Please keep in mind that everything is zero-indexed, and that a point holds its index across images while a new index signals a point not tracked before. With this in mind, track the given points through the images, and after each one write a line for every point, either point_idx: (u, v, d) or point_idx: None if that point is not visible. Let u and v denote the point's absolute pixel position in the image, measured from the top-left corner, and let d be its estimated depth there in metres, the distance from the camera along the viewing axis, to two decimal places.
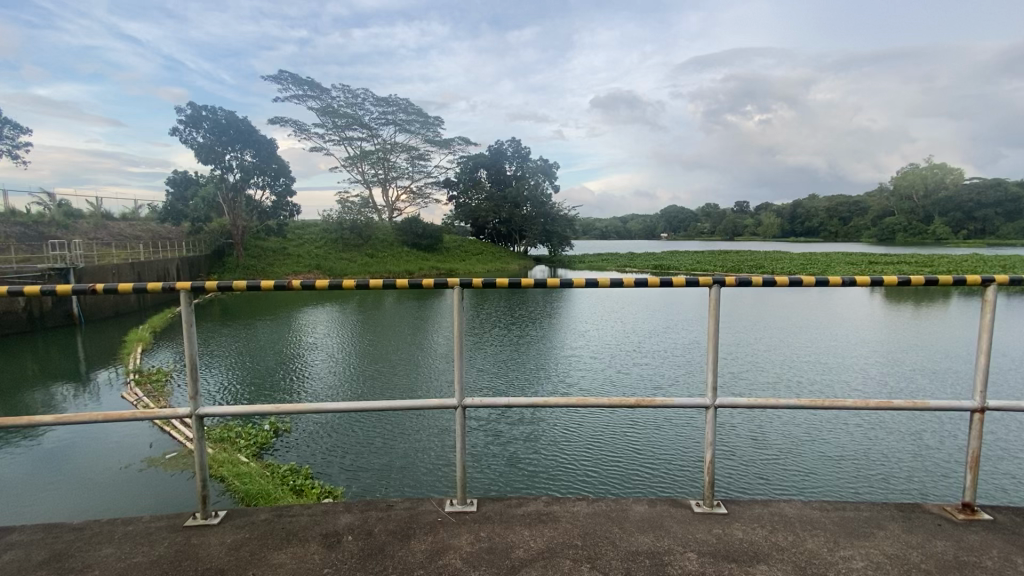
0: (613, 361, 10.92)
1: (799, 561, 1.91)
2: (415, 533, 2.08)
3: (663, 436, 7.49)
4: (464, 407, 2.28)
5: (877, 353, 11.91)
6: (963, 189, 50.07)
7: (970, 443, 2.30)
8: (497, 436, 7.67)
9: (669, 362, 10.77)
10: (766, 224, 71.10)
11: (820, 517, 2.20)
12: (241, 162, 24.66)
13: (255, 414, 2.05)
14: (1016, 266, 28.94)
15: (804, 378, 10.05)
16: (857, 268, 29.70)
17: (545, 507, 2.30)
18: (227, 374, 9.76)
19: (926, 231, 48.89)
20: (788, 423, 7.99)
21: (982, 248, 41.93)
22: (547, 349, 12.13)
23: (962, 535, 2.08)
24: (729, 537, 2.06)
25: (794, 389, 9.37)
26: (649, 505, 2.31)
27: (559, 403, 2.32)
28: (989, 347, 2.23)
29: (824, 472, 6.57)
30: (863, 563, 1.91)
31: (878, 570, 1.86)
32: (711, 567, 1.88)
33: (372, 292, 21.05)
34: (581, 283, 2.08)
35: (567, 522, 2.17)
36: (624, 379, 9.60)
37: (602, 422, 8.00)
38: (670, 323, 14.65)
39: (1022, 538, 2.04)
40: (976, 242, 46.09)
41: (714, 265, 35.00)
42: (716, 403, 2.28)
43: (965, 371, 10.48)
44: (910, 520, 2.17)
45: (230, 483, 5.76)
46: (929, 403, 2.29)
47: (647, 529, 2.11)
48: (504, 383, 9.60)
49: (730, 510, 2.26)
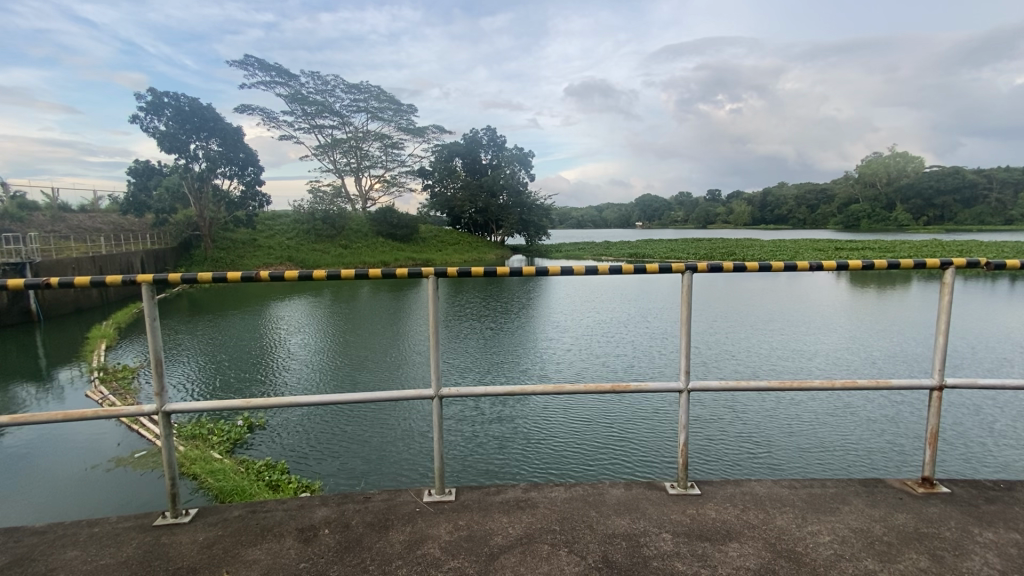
0: (585, 345, 10.96)
1: (770, 538, 1.83)
2: (394, 524, 1.97)
3: (638, 410, 7.41)
4: (439, 397, 2.16)
5: (844, 327, 12.04)
6: (923, 177, 51.76)
7: (929, 420, 2.12)
8: (466, 416, 7.46)
9: (639, 343, 10.91)
10: (737, 212, 72.74)
11: (790, 494, 2.10)
12: (207, 151, 24.46)
13: (221, 410, 2.06)
14: (971, 252, 30.14)
15: (769, 348, 10.22)
16: (824, 254, 30.73)
17: (523, 494, 2.19)
18: (195, 371, 10.07)
19: (889, 218, 50.61)
20: (766, 401, 7.53)
21: (941, 233, 43.52)
22: (520, 336, 12.02)
23: (919, 508, 1.97)
24: (701, 517, 1.98)
25: (758, 360, 9.47)
26: (624, 488, 2.21)
27: (536, 390, 2.13)
28: (946, 326, 2.08)
29: (799, 449, 6.14)
30: (830, 537, 1.82)
31: (843, 543, 1.78)
32: (684, 547, 1.80)
33: (348, 284, 21.30)
34: (549, 271, 2.02)
35: (545, 507, 2.07)
36: (595, 362, 9.69)
37: (579, 401, 7.82)
38: (645, 308, 14.86)
39: (982, 510, 1.94)
40: (935, 228, 47.80)
41: (688, 253, 35.86)
42: (689, 386, 2.14)
43: (928, 343, 10.52)
44: (873, 495, 2.06)
45: (203, 481, 5.56)
46: (892, 383, 2.06)
47: (624, 512, 2.01)
48: (475, 369, 9.58)
49: (703, 491, 2.17)
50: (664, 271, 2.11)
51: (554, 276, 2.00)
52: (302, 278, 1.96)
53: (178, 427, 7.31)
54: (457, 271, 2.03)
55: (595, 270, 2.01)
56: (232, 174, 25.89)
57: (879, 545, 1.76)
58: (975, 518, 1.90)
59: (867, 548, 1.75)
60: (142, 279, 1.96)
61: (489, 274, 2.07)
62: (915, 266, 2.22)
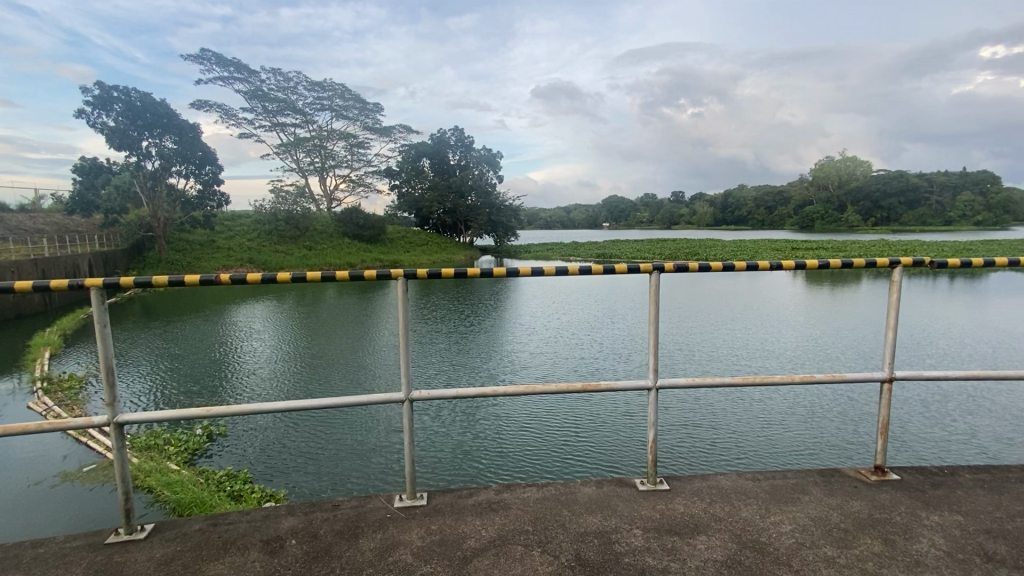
0: (555, 346, 11.05)
1: (735, 530, 1.88)
2: (364, 532, 1.93)
3: (607, 409, 7.52)
4: (411, 401, 2.13)
5: (802, 324, 12.52)
6: (871, 180, 54.41)
7: (880, 412, 2.23)
8: (436, 420, 7.40)
9: (607, 343, 11.07)
10: (699, 213, 74.71)
11: (753, 486, 2.17)
12: (161, 148, 23.38)
13: (177, 419, 1.97)
14: (915, 252, 31.89)
15: (732, 346, 10.54)
16: (782, 254, 31.90)
17: (495, 496, 2.19)
18: (152, 378, 9.66)
19: (840, 220, 52.96)
20: (729, 397, 7.76)
21: (887, 234, 45.89)
22: (490, 337, 12.01)
23: (874, 495, 2.07)
24: (670, 512, 2.02)
25: (723, 358, 9.75)
26: (596, 486, 2.23)
27: (508, 391, 2.13)
28: (894, 322, 2.19)
29: (761, 442, 6.36)
30: (791, 526, 1.89)
31: (804, 532, 1.85)
32: (655, 542, 1.84)
33: (313, 286, 20.81)
34: (523, 272, 2.03)
35: (518, 508, 2.07)
36: (565, 363, 9.77)
37: (550, 401, 7.88)
38: (613, 308, 15.09)
39: (929, 496, 2.05)
40: (882, 228, 50.38)
41: (654, 254, 36.57)
42: (658, 384, 2.18)
43: (877, 338, 11.06)
44: (829, 484, 2.15)
45: (159, 494, 5.31)
46: (845, 376, 2.16)
47: (595, 510, 2.04)
48: (446, 371, 9.52)
49: (672, 486, 2.22)
50: (632, 271, 2.15)
51: (528, 277, 2.01)
52: (266, 281, 1.90)
53: (131, 438, 6.96)
54: (430, 274, 2.01)
55: (568, 271, 2.02)
56: (188, 173, 24.91)
57: (836, 532, 1.84)
58: (923, 502, 2.01)
59: (825, 535, 1.83)
60: (91, 283, 1.85)
61: (463, 277, 2.05)
62: (866, 265, 2.33)
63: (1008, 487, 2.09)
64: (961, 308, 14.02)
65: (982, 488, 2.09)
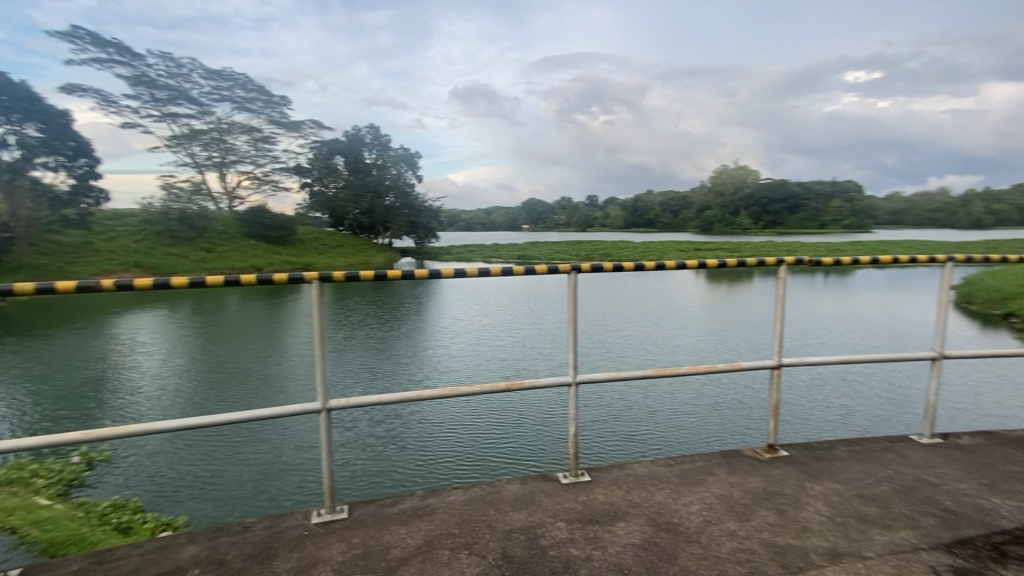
0: (478, 347, 11.08)
1: (651, 515, 1.99)
2: (279, 553, 1.81)
3: (530, 407, 7.67)
4: (328, 410, 2.04)
5: (704, 320, 13.58)
6: (759, 188, 60.25)
7: (770, 395, 2.47)
8: (356, 429, 7.12)
9: (529, 343, 11.29)
10: (612, 216, 78.37)
11: (665, 471, 2.32)
12: (20, 136, 20.23)
13: (47, 447, 1.72)
14: (796, 252, 35.79)
15: (644, 342, 11.18)
16: (686, 254, 34.37)
17: (420, 501, 2.15)
18: (13, 402, 8.38)
19: (735, 223, 58.05)
20: (642, 390, 8.24)
21: (773, 236, 51.00)
22: (411, 341, 11.78)
23: (768, 471, 2.29)
24: (592, 502, 2.10)
25: (636, 353, 10.32)
26: (521, 483, 2.26)
27: (431, 394, 2.11)
28: (782, 314, 2.44)
29: (670, 430, 6.82)
30: (699, 506, 2.04)
31: (711, 510, 2.01)
32: (578, 532, 1.90)
33: (214, 292, 19.16)
34: (444, 273, 2.02)
35: (443, 512, 2.05)
36: (488, 364, 9.83)
37: (473, 402, 7.88)
38: (533, 309, 15.42)
39: (811, 468, 2.32)
40: (769, 231, 55.97)
41: (571, 255, 37.81)
42: (577, 380, 2.26)
43: (767, 330, 12.27)
44: (731, 464, 2.36)
45: (25, 534, 4.36)
46: (742, 364, 2.37)
47: (520, 507, 2.07)
48: (365, 378, 9.19)
49: (593, 477, 2.30)
50: (551, 271, 2.21)
51: (449, 278, 2.00)
52: (158, 286, 1.72)
53: None
54: (347, 277, 1.94)
55: (489, 272, 2.03)
56: (57, 166, 21.75)
57: (737, 507, 2.02)
58: (808, 474, 2.26)
59: (728, 511, 2.00)
60: None
61: (383, 279, 2.00)
62: (758, 263, 2.57)
63: (872, 455, 2.41)
64: (833, 302, 15.94)
65: (853, 458, 2.39)
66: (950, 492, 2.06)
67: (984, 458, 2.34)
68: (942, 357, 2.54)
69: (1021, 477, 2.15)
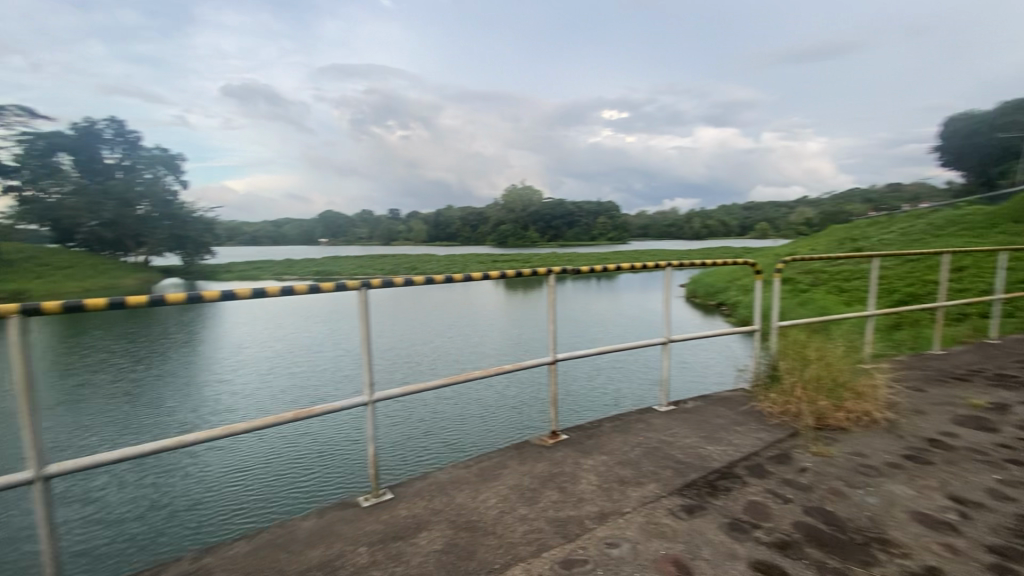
0: (269, 376, 9.90)
1: (453, 518, 2.06)
2: None
3: (334, 431, 7.21)
4: (48, 477, 1.59)
5: (503, 326, 14.63)
6: (544, 206, 67.63)
7: (550, 388, 2.80)
8: (103, 497, 5.68)
9: (330, 366, 10.56)
10: (414, 230, 78.58)
11: (465, 473, 2.43)
12: None
13: None
14: (575, 261, 41.20)
15: (450, 352, 11.51)
16: (486, 266, 36.52)
17: (192, 565, 1.83)
18: None
19: (526, 237, 63.92)
20: (449, 397, 8.49)
21: (557, 249, 57.75)
22: (181, 378, 9.91)
23: (552, 456, 2.57)
24: (393, 518, 2.07)
25: (443, 364, 10.56)
26: (317, 517, 2.11)
27: (199, 436, 1.82)
28: (555, 316, 2.80)
29: (476, 431, 7.19)
30: (496, 500, 2.20)
31: (506, 501, 2.17)
32: (380, 553, 1.86)
33: None
34: (212, 296, 1.77)
35: (221, 570, 1.78)
36: (282, 394, 8.88)
37: (265, 436, 7.03)
38: (334, 328, 14.49)
39: (585, 445, 2.69)
40: (554, 244, 63.19)
41: (374, 270, 36.66)
42: (374, 397, 2.22)
43: (556, 331, 13.84)
44: (522, 455, 2.59)
45: None
46: (524, 364, 2.64)
47: (316, 542, 1.92)
48: (115, 431, 7.40)
49: (395, 493, 2.28)
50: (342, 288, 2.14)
51: (218, 300, 1.77)
52: None
53: None
54: (71, 306, 1.56)
55: (268, 291, 1.86)
56: None
57: (527, 494, 2.22)
58: (582, 451, 2.63)
59: (520, 498, 2.19)
60: None
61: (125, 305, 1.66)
62: (534, 273, 2.89)
63: (629, 426, 2.90)
64: (604, 302, 18.83)
65: (616, 431, 2.84)
66: (679, 445, 2.61)
67: (701, 414, 3.02)
68: (670, 341, 3.22)
69: (723, 425, 2.84)
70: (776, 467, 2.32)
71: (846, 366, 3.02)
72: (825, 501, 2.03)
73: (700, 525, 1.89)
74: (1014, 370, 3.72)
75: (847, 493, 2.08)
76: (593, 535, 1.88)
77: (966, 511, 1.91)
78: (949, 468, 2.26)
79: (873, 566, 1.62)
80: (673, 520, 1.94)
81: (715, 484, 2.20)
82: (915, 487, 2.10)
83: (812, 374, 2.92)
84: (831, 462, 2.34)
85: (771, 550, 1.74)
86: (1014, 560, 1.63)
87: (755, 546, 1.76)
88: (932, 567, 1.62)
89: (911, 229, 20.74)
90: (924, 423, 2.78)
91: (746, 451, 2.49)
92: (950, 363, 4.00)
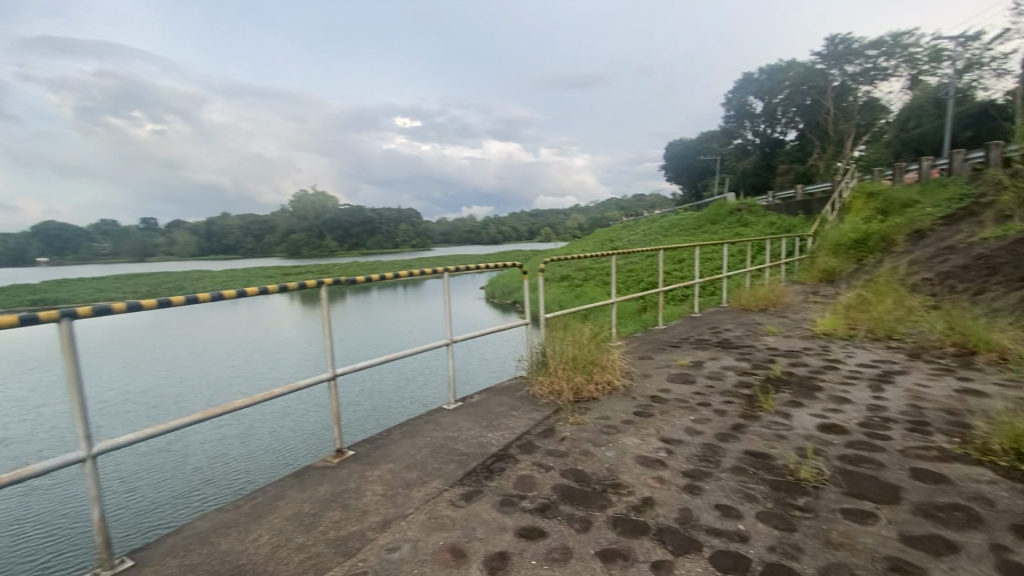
0: None
1: (215, 568, 1.82)
2: None
3: (60, 497, 5.71)
4: None
5: (299, 343, 13.39)
6: (340, 213, 63.93)
7: (331, 404, 2.65)
8: None
9: (54, 420, 8.19)
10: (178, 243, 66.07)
11: (234, 515, 2.17)
12: None
13: None
14: (376, 269, 40.01)
15: (234, 377, 10.04)
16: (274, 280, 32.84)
17: None
18: None
19: (322, 246, 59.49)
20: (226, 432, 7.51)
21: (357, 257, 55.14)
22: None
23: (336, 475, 2.44)
24: None
25: (223, 392, 9.16)
26: None
27: None
28: (330, 329, 2.65)
29: (260, 464, 6.52)
30: (270, 535, 2.01)
31: (281, 533, 2.01)
32: None
33: None
34: None
35: None
36: None
37: None
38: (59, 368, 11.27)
39: (373, 456, 2.65)
40: (353, 252, 60.17)
41: (120, 292, 29.62)
42: (95, 449, 1.80)
43: (359, 341, 13.24)
44: (303, 480, 2.42)
45: None
46: (298, 384, 2.46)
47: None
48: None
49: (136, 558, 1.90)
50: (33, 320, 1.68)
51: None
52: None
53: None
54: None
55: None
56: None
57: (306, 519, 2.09)
58: (369, 462, 2.58)
59: (298, 527, 2.05)
60: None
61: None
62: (303, 286, 2.69)
63: (418, 429, 2.94)
64: (408, 309, 18.76)
65: (404, 436, 2.85)
66: (463, 438, 2.76)
67: (484, 406, 3.25)
68: (453, 341, 3.38)
69: (502, 412, 3.11)
70: (542, 441, 2.66)
71: (595, 346, 3.63)
72: (577, 462, 2.40)
73: (476, 508, 2.05)
74: (705, 335, 4.97)
75: (593, 451, 2.50)
76: (375, 544, 1.87)
77: (670, 447, 2.48)
78: (663, 416, 2.91)
79: (608, 507, 1.98)
80: (451, 510, 2.05)
81: (492, 467, 2.41)
82: (640, 435, 2.64)
83: (570, 356, 3.42)
84: (584, 428, 2.78)
85: (533, 514, 1.97)
86: (697, 477, 2.18)
87: (521, 514, 1.98)
88: (646, 496, 2.05)
89: (650, 231, 25.85)
90: (650, 385, 3.52)
91: (520, 432, 2.79)
92: (669, 334, 5.13)
